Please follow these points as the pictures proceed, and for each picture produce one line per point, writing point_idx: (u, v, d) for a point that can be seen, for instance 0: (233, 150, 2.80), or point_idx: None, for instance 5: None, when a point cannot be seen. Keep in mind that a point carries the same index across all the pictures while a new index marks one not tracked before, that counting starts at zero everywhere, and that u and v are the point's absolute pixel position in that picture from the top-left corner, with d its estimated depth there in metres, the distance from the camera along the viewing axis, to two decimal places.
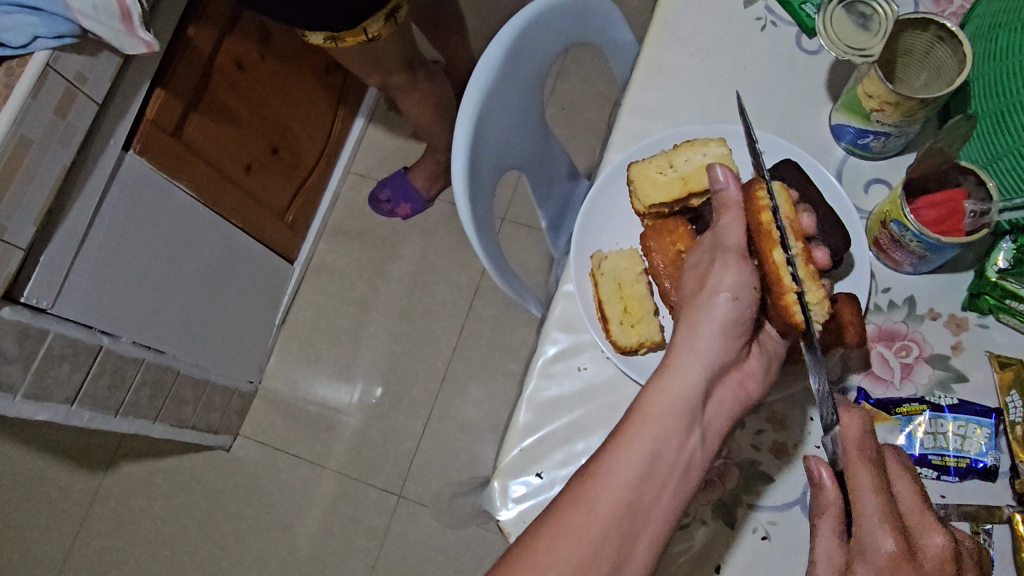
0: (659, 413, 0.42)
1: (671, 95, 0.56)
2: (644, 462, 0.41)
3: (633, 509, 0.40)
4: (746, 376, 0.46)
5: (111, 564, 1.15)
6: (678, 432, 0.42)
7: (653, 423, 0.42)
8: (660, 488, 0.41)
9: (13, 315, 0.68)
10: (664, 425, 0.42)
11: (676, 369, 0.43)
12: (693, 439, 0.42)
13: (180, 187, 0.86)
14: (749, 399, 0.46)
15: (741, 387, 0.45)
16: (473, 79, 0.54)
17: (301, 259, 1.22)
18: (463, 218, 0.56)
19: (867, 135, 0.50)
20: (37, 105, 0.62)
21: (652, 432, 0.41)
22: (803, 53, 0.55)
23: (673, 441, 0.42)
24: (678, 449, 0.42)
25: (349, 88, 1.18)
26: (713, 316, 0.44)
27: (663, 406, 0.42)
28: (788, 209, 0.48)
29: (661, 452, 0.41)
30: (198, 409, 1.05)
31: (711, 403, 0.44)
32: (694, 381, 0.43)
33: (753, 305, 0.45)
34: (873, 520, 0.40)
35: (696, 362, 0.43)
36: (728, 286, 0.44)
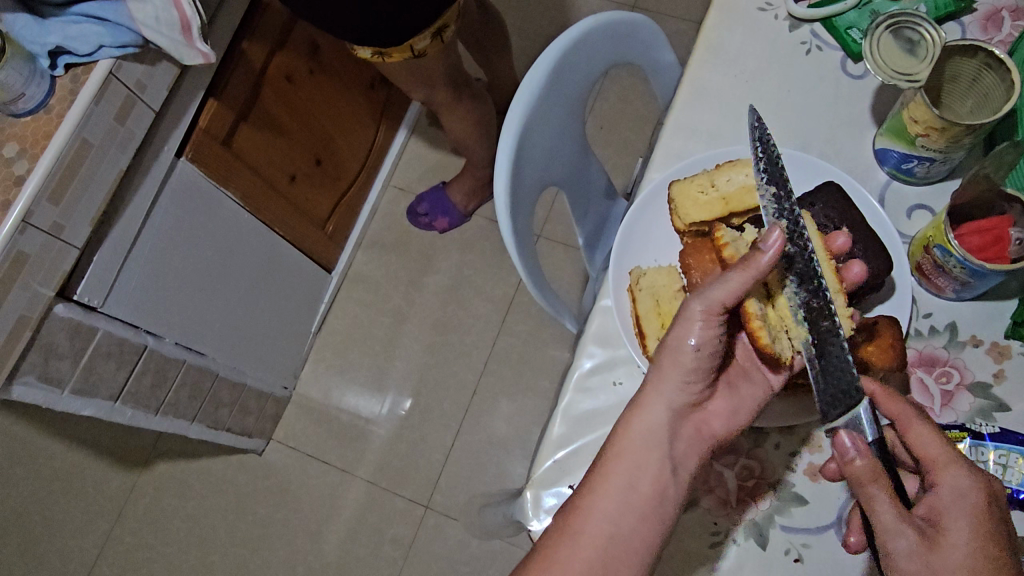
0: (631, 447, 0.45)
1: (715, 116, 0.56)
2: (625, 492, 0.44)
3: (614, 540, 0.44)
4: (711, 413, 0.48)
5: (143, 561, 1.17)
6: (653, 466, 0.45)
7: (626, 453, 0.45)
8: (638, 519, 0.44)
9: (67, 312, 0.70)
10: (638, 454, 0.45)
11: (643, 408, 0.46)
12: (666, 468, 0.45)
13: (228, 194, 0.89)
14: (713, 437, 0.47)
15: (705, 425, 0.47)
16: (516, 98, 0.55)
17: (339, 267, 1.24)
18: (504, 231, 0.57)
19: (911, 161, 0.50)
20: (99, 110, 0.65)
21: (628, 460, 0.45)
22: (848, 78, 0.55)
23: (647, 473, 0.45)
24: (653, 478, 0.45)
25: (393, 102, 1.21)
26: (680, 359, 0.46)
27: (635, 435, 0.45)
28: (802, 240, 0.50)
29: (636, 483, 0.44)
30: (234, 412, 1.07)
31: (680, 440, 0.46)
32: (662, 417, 0.46)
33: (715, 355, 0.46)
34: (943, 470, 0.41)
35: (661, 401, 0.46)
36: (694, 334, 0.45)
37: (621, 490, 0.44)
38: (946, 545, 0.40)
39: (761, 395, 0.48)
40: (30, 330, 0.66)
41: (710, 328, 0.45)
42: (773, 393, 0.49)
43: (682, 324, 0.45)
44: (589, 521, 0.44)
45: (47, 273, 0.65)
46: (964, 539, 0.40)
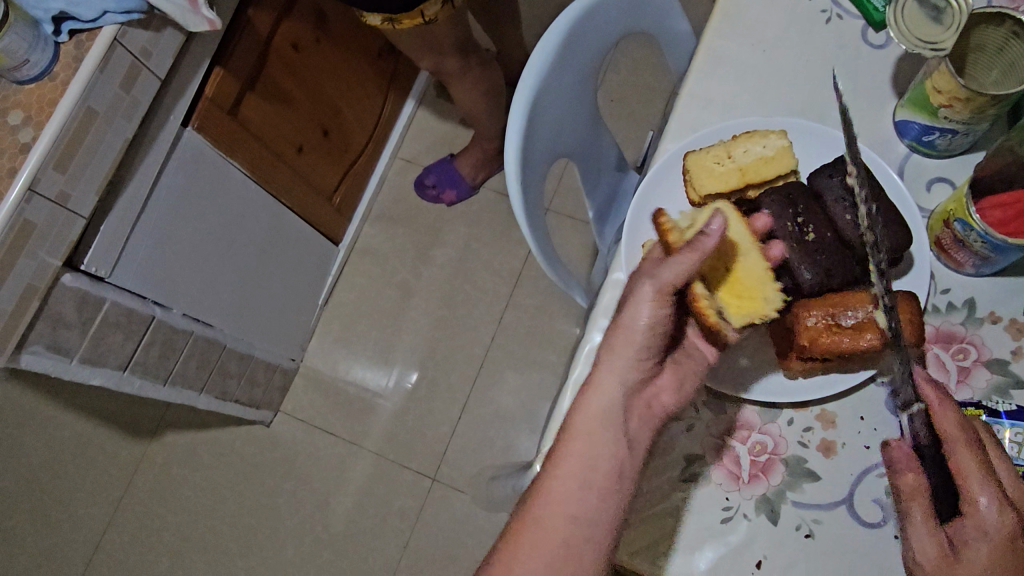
0: (585, 427, 0.45)
1: (732, 85, 0.55)
2: (585, 475, 0.44)
3: (578, 523, 0.43)
4: (660, 388, 0.48)
5: (153, 529, 1.19)
6: (609, 446, 0.45)
7: (581, 433, 0.45)
8: (599, 501, 0.44)
9: (74, 281, 0.70)
10: (599, 436, 0.45)
11: (596, 388, 0.46)
12: (623, 445, 0.45)
13: (235, 164, 0.88)
14: (662, 411, 0.48)
15: (656, 400, 0.48)
16: (528, 67, 0.54)
17: (347, 240, 1.23)
18: (514, 204, 0.57)
19: (932, 132, 0.49)
20: (104, 77, 0.64)
21: (587, 444, 0.45)
22: (869, 47, 0.54)
23: (605, 450, 0.45)
24: (610, 457, 0.45)
25: (401, 72, 1.19)
26: (631, 337, 0.46)
27: (592, 416, 0.45)
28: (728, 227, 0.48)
29: (595, 463, 0.44)
30: (242, 383, 1.07)
31: (633, 418, 0.46)
32: (614, 395, 0.46)
33: (662, 334, 0.47)
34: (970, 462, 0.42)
35: (614, 380, 0.46)
36: (645, 313, 0.45)
37: (582, 476, 0.44)
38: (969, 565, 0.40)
39: (701, 366, 0.49)
40: (38, 300, 0.66)
41: (659, 309, 0.45)
42: (709, 366, 0.50)
43: (632, 304, 0.46)
44: (553, 510, 0.44)
45: (54, 242, 0.65)
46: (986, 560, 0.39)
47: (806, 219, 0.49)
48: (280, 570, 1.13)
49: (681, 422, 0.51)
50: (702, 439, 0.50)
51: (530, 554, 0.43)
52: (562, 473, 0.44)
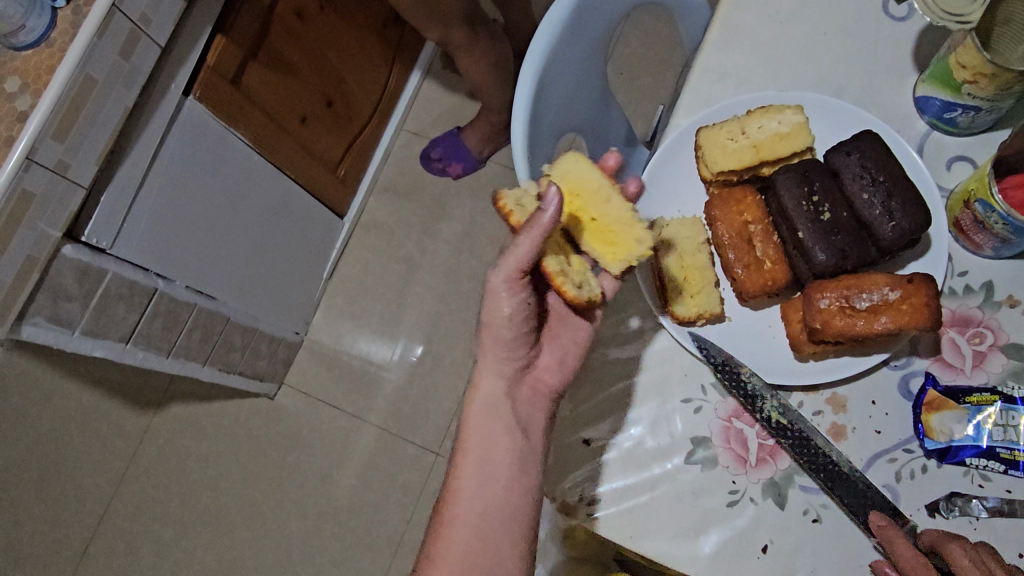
0: (479, 422, 0.53)
1: (747, 58, 0.53)
2: (487, 467, 0.52)
3: (486, 512, 0.51)
4: (543, 369, 0.54)
5: (158, 499, 1.19)
6: (503, 437, 0.52)
7: (478, 429, 0.53)
8: (506, 489, 0.51)
9: (75, 253, 0.69)
10: (487, 426, 0.52)
11: (480, 388, 0.54)
12: (514, 432, 0.52)
13: (237, 135, 0.86)
14: (548, 389, 0.53)
15: (540, 382, 0.54)
16: (535, 40, 0.52)
17: (352, 213, 1.22)
18: (521, 180, 0.55)
19: (955, 109, 0.47)
20: (102, 44, 0.63)
21: (481, 436, 0.53)
22: (889, 20, 0.51)
23: (500, 440, 0.52)
24: (506, 448, 0.51)
25: (407, 41, 1.16)
26: (498, 335, 0.52)
27: (480, 411, 0.53)
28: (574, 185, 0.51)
29: (494, 453, 0.52)
30: (246, 355, 1.07)
31: (518, 403, 0.53)
32: (495, 390, 0.53)
33: (526, 319, 0.52)
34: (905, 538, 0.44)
35: (494, 376, 0.54)
36: (506, 309, 0.51)
37: (483, 467, 0.52)
38: None
39: (579, 337, 0.54)
40: (39, 271, 0.65)
41: (514, 291, 0.50)
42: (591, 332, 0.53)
43: (491, 300, 0.51)
44: (463, 500, 0.52)
45: (53, 213, 0.64)
46: None
47: (821, 198, 0.48)
48: (285, 541, 1.14)
49: (689, 404, 0.50)
50: (710, 421, 0.50)
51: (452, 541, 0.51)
52: (468, 469, 0.52)
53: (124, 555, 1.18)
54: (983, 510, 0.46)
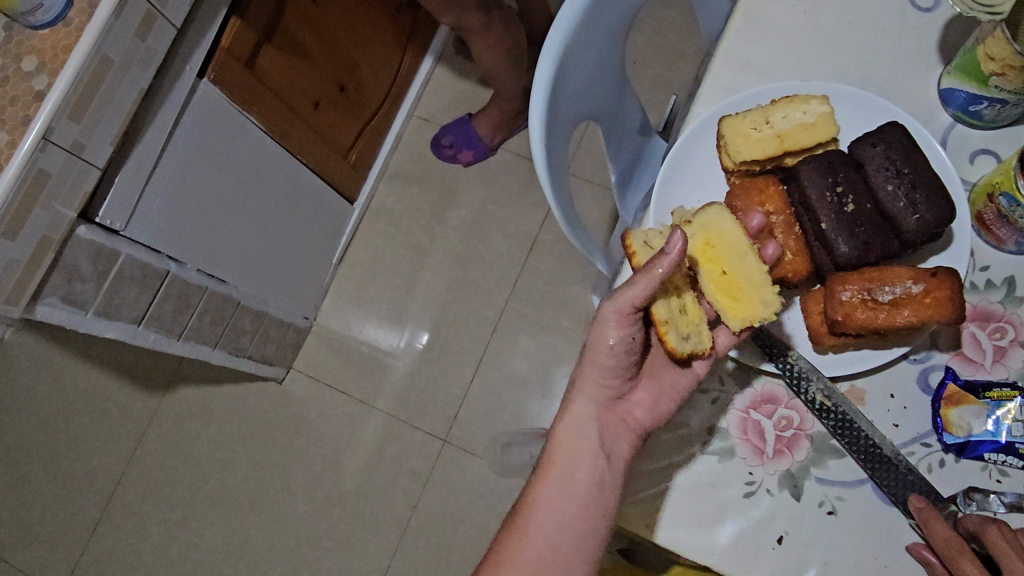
0: (565, 440, 0.52)
1: (771, 47, 0.52)
2: (566, 484, 0.50)
3: (558, 526, 0.50)
4: (635, 406, 0.52)
5: (165, 481, 1.20)
6: (587, 460, 0.51)
7: (563, 446, 0.52)
8: (580, 506, 0.49)
9: (89, 234, 0.69)
10: (573, 446, 0.52)
11: (569, 408, 0.53)
12: (599, 456, 0.50)
13: (250, 119, 0.86)
14: (636, 424, 0.51)
15: (631, 416, 0.52)
16: (555, 25, 0.52)
17: (362, 199, 1.22)
18: (538, 165, 0.55)
19: (980, 102, 0.47)
20: (119, 25, 0.62)
21: (566, 456, 0.51)
22: (916, 11, 0.51)
23: (585, 462, 0.51)
24: (589, 468, 0.50)
25: (419, 27, 1.16)
26: (597, 358, 0.52)
27: (567, 430, 0.53)
28: (713, 237, 0.51)
29: (575, 471, 0.51)
30: (255, 339, 1.07)
31: (606, 432, 0.52)
32: (586, 415, 0.52)
33: (629, 352, 0.51)
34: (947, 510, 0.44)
35: (586, 399, 0.53)
36: (610, 337, 0.50)
37: (563, 484, 0.51)
38: None
39: (682, 382, 0.51)
40: (53, 251, 0.65)
41: (621, 326, 0.49)
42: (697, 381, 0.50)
43: (597, 327, 0.50)
44: (540, 513, 0.50)
45: (68, 193, 0.64)
46: None
47: (845, 189, 0.49)
48: (291, 525, 1.14)
49: (707, 395, 0.50)
50: (728, 413, 0.50)
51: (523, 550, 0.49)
52: (548, 480, 0.51)
53: (132, 536, 1.19)
54: (1000, 505, 0.45)
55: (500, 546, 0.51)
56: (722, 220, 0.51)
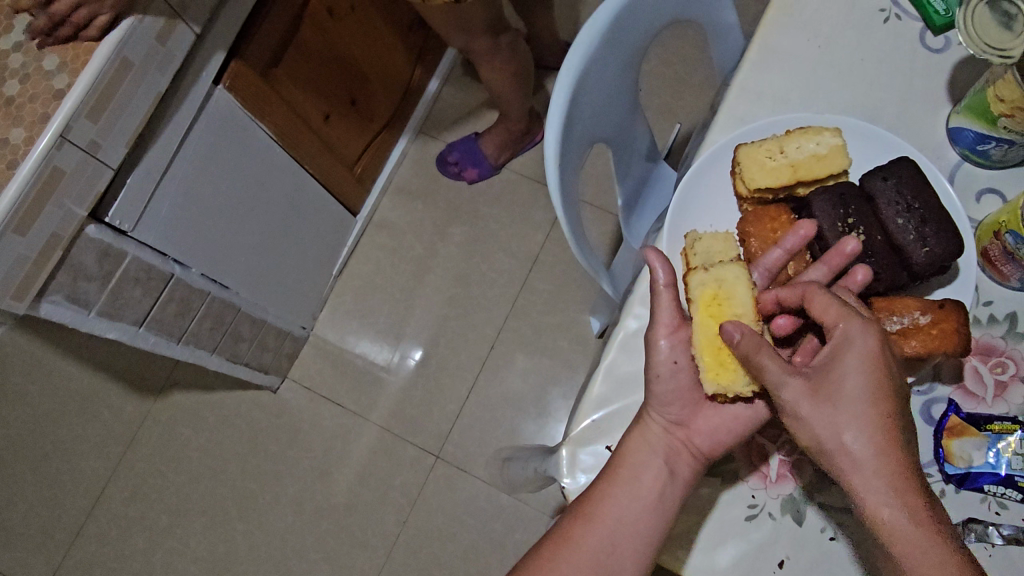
0: (632, 451, 0.50)
1: (784, 80, 0.54)
2: (630, 490, 0.49)
3: (615, 532, 0.48)
4: (694, 431, 0.50)
5: (153, 487, 1.19)
6: (650, 470, 0.49)
7: (626, 457, 0.50)
8: (641, 515, 0.48)
9: (98, 233, 0.69)
10: (640, 462, 0.49)
11: (641, 422, 0.50)
12: (663, 468, 0.49)
13: (261, 127, 0.87)
14: (698, 450, 0.49)
15: (691, 440, 0.50)
16: (573, 49, 0.53)
17: (365, 212, 1.22)
18: (551, 187, 0.56)
19: (988, 142, 0.48)
20: (141, 28, 0.63)
21: (633, 469, 0.49)
22: (927, 51, 0.52)
23: (649, 472, 0.49)
24: (653, 477, 0.49)
25: (429, 46, 1.18)
26: (664, 379, 0.49)
27: (631, 444, 0.50)
28: (724, 294, 0.51)
29: (638, 481, 0.49)
30: (253, 347, 1.07)
31: (670, 448, 0.49)
32: (657, 431, 0.50)
33: (683, 375, 0.50)
34: (850, 363, 0.44)
35: (659, 414, 0.50)
36: (665, 355, 0.49)
37: (625, 492, 0.49)
38: (839, 391, 0.44)
39: (743, 416, 0.50)
40: (61, 249, 0.66)
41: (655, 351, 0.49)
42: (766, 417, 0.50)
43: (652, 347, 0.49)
44: (601, 517, 0.49)
45: (81, 191, 0.64)
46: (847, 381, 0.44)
47: (856, 220, 0.50)
48: (279, 536, 1.13)
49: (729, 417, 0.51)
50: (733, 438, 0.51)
51: (577, 555, 0.48)
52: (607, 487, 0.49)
53: (117, 540, 1.17)
54: (999, 536, 0.46)
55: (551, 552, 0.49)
56: (738, 284, 0.51)
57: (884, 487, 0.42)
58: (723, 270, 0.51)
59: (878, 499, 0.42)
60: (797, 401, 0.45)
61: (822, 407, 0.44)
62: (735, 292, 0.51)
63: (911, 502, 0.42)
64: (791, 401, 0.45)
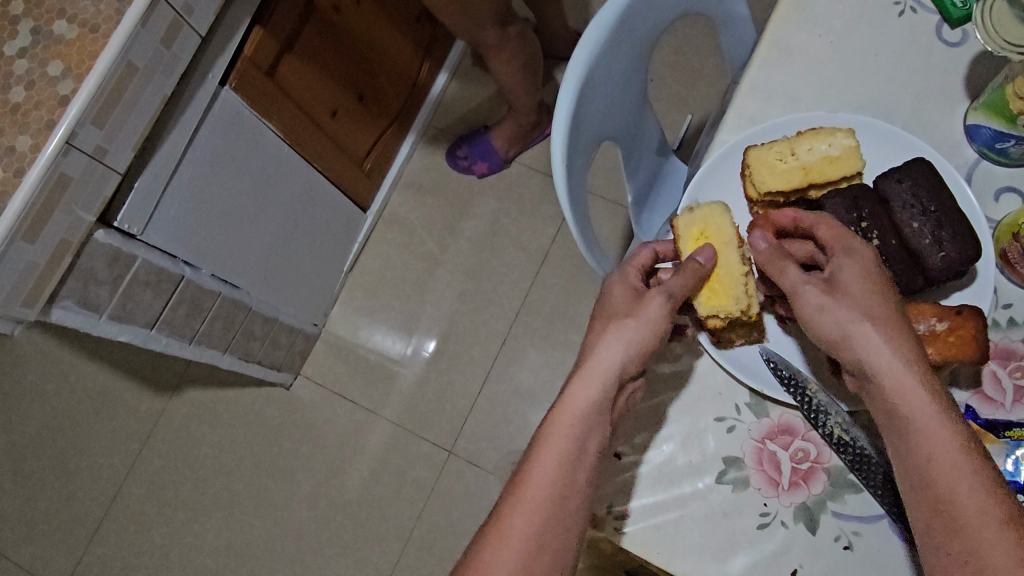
0: (576, 413, 0.47)
1: (797, 77, 0.52)
2: (570, 453, 0.46)
3: (552, 501, 0.45)
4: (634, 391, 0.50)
5: (169, 484, 1.19)
6: (594, 431, 0.47)
7: (569, 417, 0.47)
8: (576, 477, 0.46)
9: (107, 238, 0.69)
10: (564, 438, 0.46)
11: (570, 394, 0.48)
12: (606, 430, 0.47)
13: (269, 126, 0.87)
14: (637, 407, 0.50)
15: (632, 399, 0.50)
16: (580, 46, 0.52)
17: (375, 207, 1.22)
18: (558, 188, 0.55)
19: (1007, 139, 0.47)
20: (145, 32, 0.62)
21: (556, 452, 0.46)
22: (943, 45, 0.51)
23: (591, 435, 0.47)
24: (595, 439, 0.47)
25: (437, 38, 1.17)
26: (634, 333, 0.49)
27: (556, 421, 0.47)
28: (711, 228, 0.52)
29: (582, 446, 0.46)
30: (265, 345, 1.07)
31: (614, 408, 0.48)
32: (584, 401, 0.47)
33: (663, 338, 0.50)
34: (860, 260, 0.47)
35: (588, 383, 0.48)
36: (653, 313, 0.49)
37: (566, 454, 0.46)
38: (847, 285, 0.46)
39: (754, 429, 0.50)
40: (71, 255, 0.66)
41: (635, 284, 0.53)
42: (781, 430, 0.50)
43: (646, 306, 0.49)
44: (538, 483, 0.46)
45: (89, 197, 0.64)
46: (854, 279, 0.46)
47: (870, 224, 0.49)
48: (294, 532, 1.14)
49: (722, 423, 0.50)
50: (743, 442, 0.50)
51: (503, 551, 0.44)
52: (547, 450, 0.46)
53: (134, 537, 1.18)
54: None
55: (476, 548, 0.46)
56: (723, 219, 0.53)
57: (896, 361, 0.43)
58: (711, 207, 0.53)
59: (898, 373, 0.43)
60: (818, 296, 0.47)
61: (838, 301, 0.46)
62: (721, 226, 0.52)
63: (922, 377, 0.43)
64: (811, 300, 0.47)
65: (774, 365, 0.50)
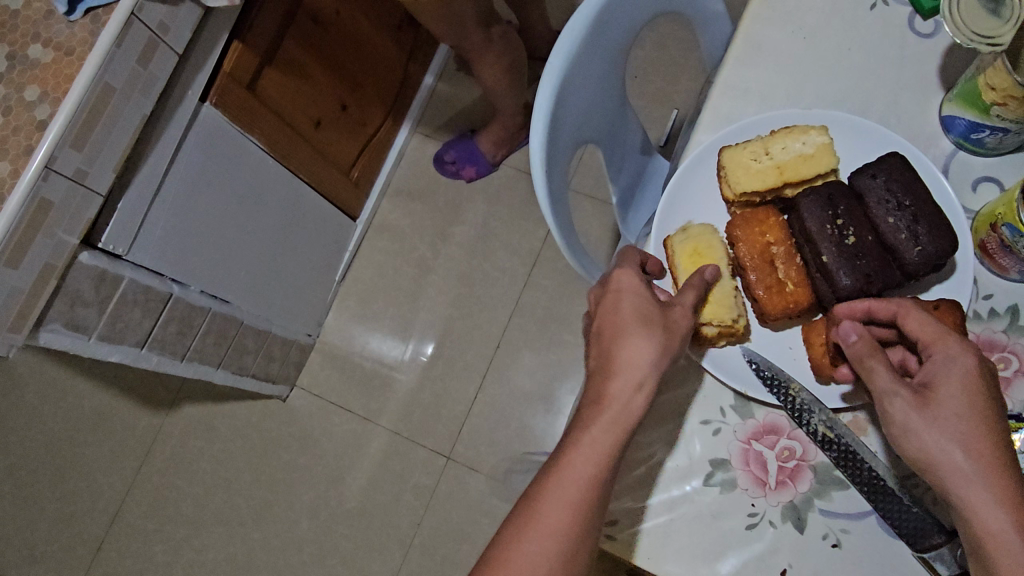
0: (605, 425, 0.45)
1: (772, 74, 0.52)
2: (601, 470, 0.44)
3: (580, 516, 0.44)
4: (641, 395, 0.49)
5: (169, 500, 1.20)
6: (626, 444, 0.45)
7: (600, 430, 0.45)
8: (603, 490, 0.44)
9: (92, 260, 0.69)
10: (597, 455, 0.44)
11: (617, 398, 0.46)
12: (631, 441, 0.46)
13: (253, 140, 0.87)
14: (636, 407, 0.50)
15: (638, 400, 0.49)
16: (556, 49, 0.52)
17: (365, 215, 1.22)
18: (537, 191, 0.54)
19: (981, 130, 0.47)
20: (121, 53, 0.62)
21: (586, 468, 0.44)
22: (916, 37, 0.51)
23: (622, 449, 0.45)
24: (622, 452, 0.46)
25: (421, 44, 1.17)
26: (669, 346, 0.47)
27: (602, 424, 0.45)
28: (703, 248, 0.52)
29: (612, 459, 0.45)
30: (259, 358, 1.07)
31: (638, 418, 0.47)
32: (633, 409, 0.45)
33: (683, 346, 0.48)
34: (960, 372, 0.44)
35: (636, 390, 0.46)
36: (682, 329, 0.48)
37: (597, 471, 0.44)
38: (943, 402, 0.44)
39: (742, 429, 0.50)
40: (55, 278, 0.66)
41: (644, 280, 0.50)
42: (772, 432, 0.50)
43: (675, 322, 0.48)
44: (569, 499, 0.44)
45: (71, 220, 0.64)
46: (954, 397, 0.44)
47: (845, 221, 0.49)
48: (295, 544, 1.14)
49: (708, 425, 0.50)
50: (729, 443, 0.50)
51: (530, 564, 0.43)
52: (578, 466, 0.44)
53: (138, 555, 1.19)
54: None
55: (505, 540, 0.44)
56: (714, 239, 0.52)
57: (992, 500, 0.41)
58: (700, 229, 0.52)
59: (988, 510, 0.41)
60: (909, 413, 0.44)
61: (929, 420, 0.44)
62: (713, 246, 0.52)
63: (1023, 522, 0.40)
64: (900, 416, 0.45)
65: (756, 365, 0.50)
